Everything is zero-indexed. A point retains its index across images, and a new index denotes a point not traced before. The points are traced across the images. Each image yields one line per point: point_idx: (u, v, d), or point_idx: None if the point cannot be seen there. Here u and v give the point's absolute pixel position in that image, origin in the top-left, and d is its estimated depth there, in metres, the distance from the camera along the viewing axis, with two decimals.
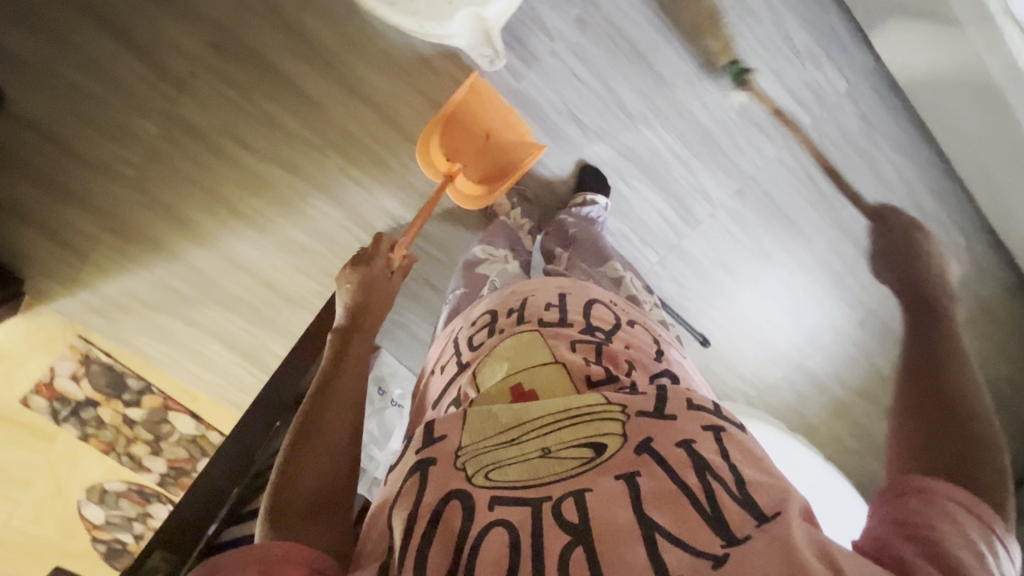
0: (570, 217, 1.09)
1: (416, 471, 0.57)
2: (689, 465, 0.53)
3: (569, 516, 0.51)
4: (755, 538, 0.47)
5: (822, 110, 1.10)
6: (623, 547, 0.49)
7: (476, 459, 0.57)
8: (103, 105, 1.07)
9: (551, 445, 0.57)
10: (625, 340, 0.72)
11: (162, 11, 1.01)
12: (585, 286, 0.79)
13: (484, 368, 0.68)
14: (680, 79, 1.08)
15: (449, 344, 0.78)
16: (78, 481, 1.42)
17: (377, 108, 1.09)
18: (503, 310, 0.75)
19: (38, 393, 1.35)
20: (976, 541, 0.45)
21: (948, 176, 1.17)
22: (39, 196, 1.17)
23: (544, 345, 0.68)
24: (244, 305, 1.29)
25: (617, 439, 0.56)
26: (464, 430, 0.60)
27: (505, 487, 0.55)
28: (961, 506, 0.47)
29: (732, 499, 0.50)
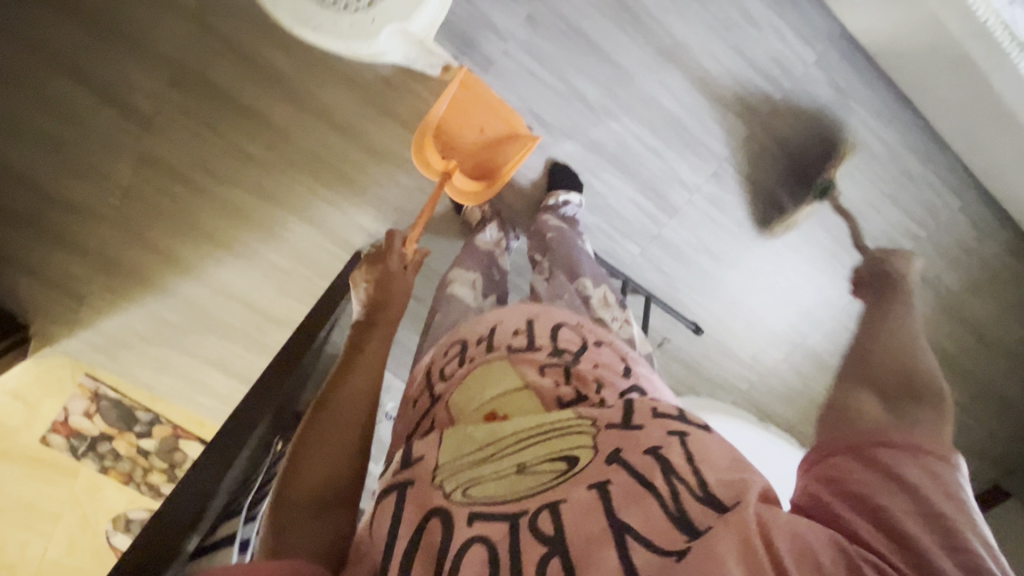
0: (553, 218, 1.07)
1: (395, 488, 0.53)
2: (655, 467, 0.48)
3: (545, 526, 0.46)
4: (718, 527, 0.42)
5: (790, 83, 1.08)
6: (593, 552, 0.43)
7: (455, 476, 0.52)
8: (77, 151, 1.11)
9: (527, 462, 0.52)
10: (594, 359, 0.67)
11: (114, 55, 1.02)
12: (552, 309, 0.75)
13: (455, 400, 0.64)
14: (640, 67, 1.06)
15: (421, 376, 0.74)
16: (103, 511, 1.45)
17: (337, 127, 1.09)
18: (471, 340, 0.72)
19: (56, 431, 1.41)
20: (913, 485, 0.42)
21: (932, 138, 1.13)
22: (30, 243, 1.22)
23: (512, 373, 0.64)
24: (236, 331, 1.32)
25: (589, 453, 0.51)
26: (442, 449, 0.55)
27: (484, 502, 0.49)
28: (894, 450, 0.44)
29: (695, 500, 0.45)
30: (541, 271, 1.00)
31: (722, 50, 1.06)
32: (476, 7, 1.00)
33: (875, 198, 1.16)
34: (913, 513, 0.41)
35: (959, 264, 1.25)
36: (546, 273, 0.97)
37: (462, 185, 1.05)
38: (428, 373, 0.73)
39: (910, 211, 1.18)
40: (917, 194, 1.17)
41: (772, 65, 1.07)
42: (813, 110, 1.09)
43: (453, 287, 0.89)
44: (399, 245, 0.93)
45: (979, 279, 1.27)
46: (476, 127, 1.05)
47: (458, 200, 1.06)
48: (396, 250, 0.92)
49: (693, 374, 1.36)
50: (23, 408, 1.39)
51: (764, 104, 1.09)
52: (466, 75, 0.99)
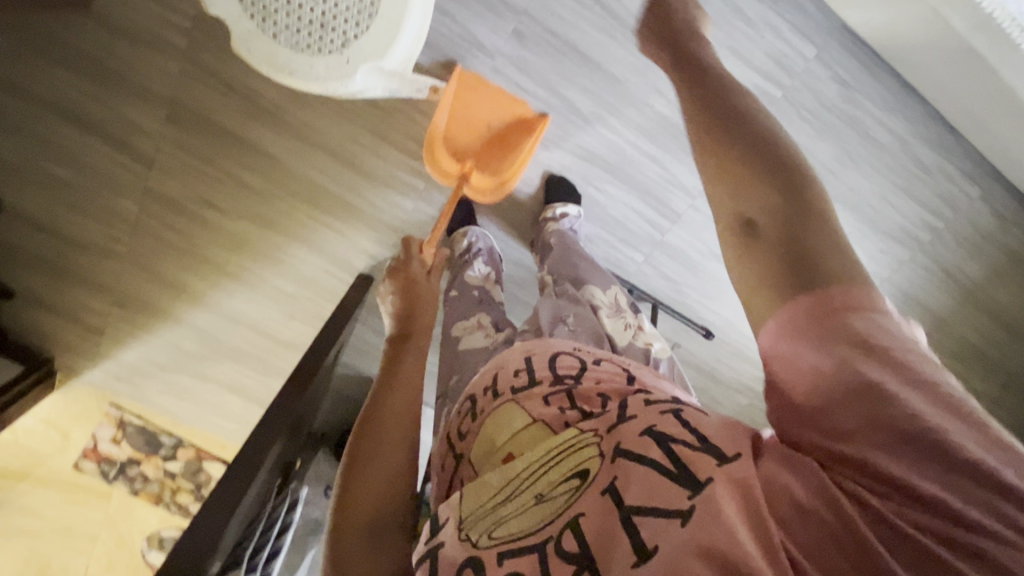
0: (553, 233, 1.05)
1: (428, 558, 0.53)
2: (652, 444, 0.45)
3: (568, 545, 0.44)
4: (716, 480, 0.40)
5: (792, 80, 1.03)
6: (613, 548, 0.42)
7: (479, 523, 0.52)
8: (84, 193, 1.14)
9: (543, 489, 0.50)
10: (596, 376, 0.63)
11: (110, 96, 1.04)
12: (549, 341, 0.73)
13: (477, 455, 0.63)
14: (632, 74, 1.03)
15: (443, 443, 0.73)
16: (138, 529, 1.50)
17: (332, 153, 1.09)
18: (479, 392, 0.71)
19: (87, 458, 1.46)
20: (831, 366, 0.37)
21: (944, 126, 1.08)
22: (49, 282, 1.26)
23: (518, 411, 0.61)
24: (249, 356, 1.34)
25: (597, 460, 0.48)
26: (461, 503, 0.55)
27: (510, 541, 0.48)
28: (801, 334, 0.39)
29: (695, 451, 0.43)
30: (543, 279, 0.99)
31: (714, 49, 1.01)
32: (460, 25, 0.98)
33: (887, 192, 1.12)
34: (841, 398, 0.36)
35: (980, 255, 1.20)
36: (551, 286, 0.95)
37: (479, 183, 1.07)
38: (450, 436, 0.72)
39: (926, 202, 1.13)
40: (932, 185, 1.12)
41: (772, 64, 1.02)
42: (816, 106, 1.05)
43: (465, 339, 0.87)
44: (416, 249, 0.95)
45: (1004, 268, 1.22)
46: (482, 124, 1.06)
47: (477, 198, 1.09)
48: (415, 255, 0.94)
49: (706, 377, 1.34)
50: (55, 437, 1.45)
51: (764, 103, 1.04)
52: (461, 75, 0.99)
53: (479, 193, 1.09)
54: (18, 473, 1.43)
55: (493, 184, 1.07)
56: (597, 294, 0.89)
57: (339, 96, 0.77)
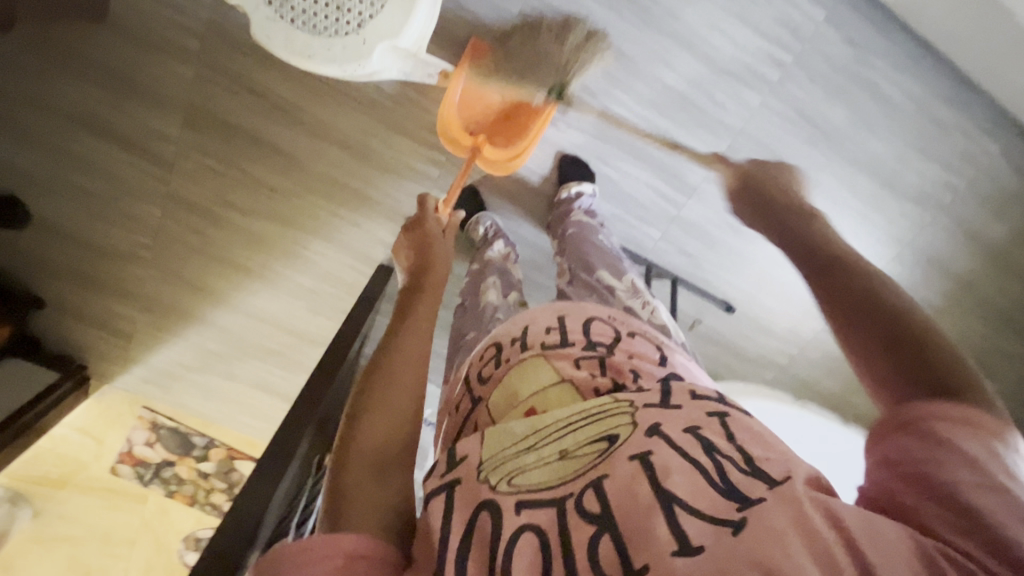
0: (571, 227, 1.04)
1: (444, 490, 0.50)
2: (696, 445, 0.48)
3: (591, 507, 0.45)
4: (769, 500, 0.42)
5: (803, 45, 1.02)
6: (644, 527, 0.42)
7: (499, 468, 0.50)
8: (108, 200, 1.17)
9: (568, 446, 0.51)
10: (628, 350, 0.66)
11: (129, 103, 1.06)
12: (583, 304, 0.74)
13: (497, 403, 0.64)
14: (640, 49, 1.03)
15: (459, 384, 0.74)
16: (174, 532, 1.52)
17: (347, 146, 1.11)
18: (506, 340, 0.71)
19: (123, 462, 1.50)
20: (971, 454, 0.42)
21: (961, 82, 1.07)
22: (76, 291, 1.29)
23: (548, 368, 0.63)
24: (274, 353, 1.37)
25: (629, 429, 0.50)
26: (484, 445, 0.53)
27: (531, 491, 0.48)
28: (949, 422, 0.45)
29: (744, 475, 0.45)
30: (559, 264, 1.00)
31: (721, 17, 1.01)
32: (469, 10, 1.00)
33: (905, 152, 1.10)
34: (971, 477, 0.41)
35: (1005, 214, 1.18)
36: (566, 276, 0.95)
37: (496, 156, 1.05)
38: (466, 379, 0.72)
39: (945, 161, 1.12)
40: (951, 143, 1.10)
41: (781, 29, 1.02)
42: (829, 71, 1.04)
43: (479, 299, 0.91)
44: (432, 208, 0.97)
45: None
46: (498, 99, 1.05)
47: (492, 171, 1.07)
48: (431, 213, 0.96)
49: (727, 354, 1.33)
50: (90, 444, 1.49)
51: (775, 70, 1.04)
52: (476, 45, 0.99)
53: (492, 167, 1.06)
54: (57, 480, 1.46)
55: (507, 157, 1.04)
56: (607, 278, 0.88)
57: (357, 78, 0.78)
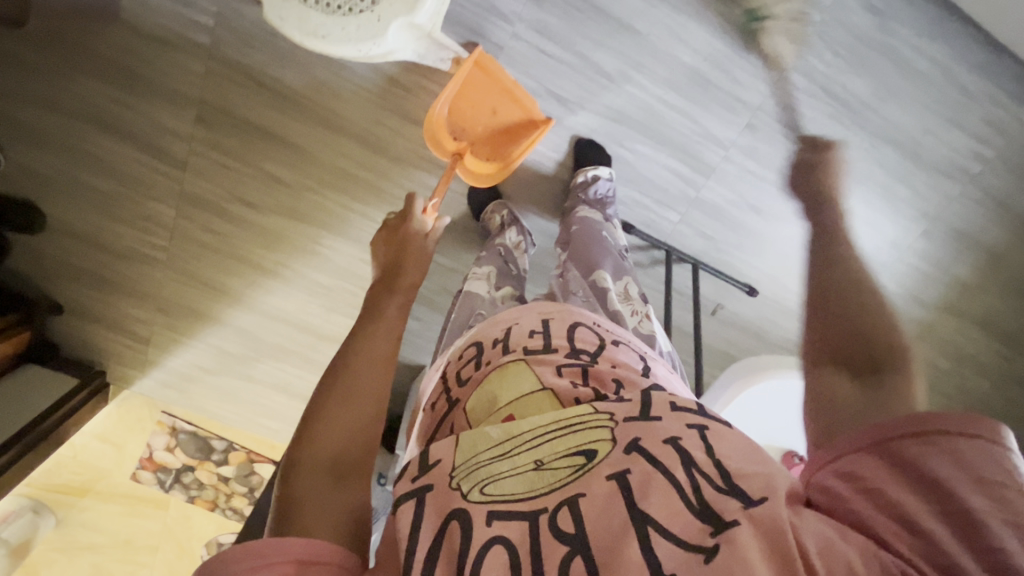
0: (575, 224, 0.99)
1: (410, 497, 0.52)
2: (676, 459, 0.49)
3: (565, 526, 0.47)
4: (743, 524, 0.43)
5: (822, 15, 1.01)
6: (615, 550, 0.44)
7: (472, 475, 0.52)
8: (123, 201, 1.17)
9: (544, 457, 0.53)
10: (611, 359, 0.66)
11: (144, 99, 1.07)
12: (569, 308, 0.74)
13: (474, 405, 0.63)
14: (655, 26, 1.01)
15: (438, 382, 0.72)
16: (196, 536, 1.51)
17: (358, 138, 1.10)
18: (487, 342, 0.70)
19: (144, 467, 1.50)
20: (928, 468, 0.41)
21: (989, 48, 1.04)
22: (93, 295, 1.29)
23: (529, 374, 0.62)
24: (291, 353, 1.35)
25: (608, 446, 0.52)
26: (458, 450, 0.55)
27: (503, 501, 0.50)
28: (911, 438, 0.44)
29: (721, 491, 0.46)
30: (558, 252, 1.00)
31: None
32: None
33: (930, 122, 1.08)
34: (922, 496, 0.41)
35: None
36: (561, 269, 0.92)
37: (476, 167, 1.06)
38: (444, 379, 0.71)
39: (973, 130, 1.09)
40: (979, 111, 1.07)
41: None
42: (850, 40, 1.02)
43: (468, 285, 0.90)
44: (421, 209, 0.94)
45: None
46: (488, 108, 1.03)
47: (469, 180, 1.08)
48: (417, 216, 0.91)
49: (752, 339, 1.30)
50: (111, 451, 1.49)
51: (793, 43, 1.02)
52: (478, 58, 0.96)
53: (471, 176, 1.07)
54: (78, 488, 1.46)
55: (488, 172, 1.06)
56: (607, 278, 0.85)
57: (372, 58, 0.77)
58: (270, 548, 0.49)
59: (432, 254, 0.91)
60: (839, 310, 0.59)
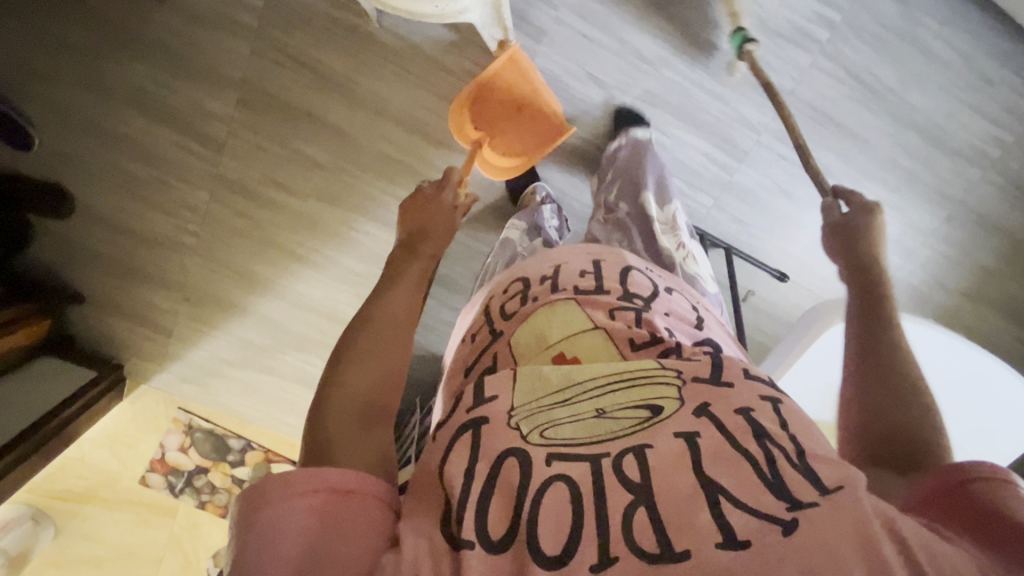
0: (622, 145, 1.04)
1: (466, 428, 0.51)
2: (748, 431, 0.48)
3: (631, 473, 0.46)
4: (821, 505, 0.42)
5: (850, 3, 1.07)
6: (688, 509, 0.44)
7: (531, 418, 0.51)
8: (157, 184, 1.16)
9: (606, 406, 0.51)
10: (665, 308, 0.64)
11: (190, 82, 1.08)
12: (620, 253, 0.72)
13: (520, 341, 0.59)
14: (693, 12, 1.07)
15: (478, 314, 0.70)
16: (204, 547, 1.43)
17: (399, 121, 1.12)
18: (534, 278, 0.68)
19: (154, 470, 1.43)
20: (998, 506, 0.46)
21: (1003, 36, 1.11)
22: (114, 283, 1.25)
23: (581, 315, 0.60)
24: (317, 344, 1.32)
25: (675, 404, 0.51)
26: (516, 390, 0.53)
27: (563, 446, 0.49)
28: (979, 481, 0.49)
29: (795, 469, 0.45)
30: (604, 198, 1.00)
31: None
32: None
33: (952, 107, 1.13)
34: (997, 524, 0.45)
35: None
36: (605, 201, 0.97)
37: (495, 160, 1.08)
38: (487, 310, 0.68)
39: (992, 116, 1.14)
40: (996, 97, 1.13)
41: None
42: (877, 26, 1.08)
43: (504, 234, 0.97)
44: (456, 179, 0.87)
45: None
46: (511, 103, 1.05)
47: (485, 173, 1.10)
48: (452, 185, 0.86)
49: (785, 327, 1.29)
50: (123, 451, 1.43)
51: (823, 29, 1.08)
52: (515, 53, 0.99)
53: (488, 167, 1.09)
54: (82, 495, 1.39)
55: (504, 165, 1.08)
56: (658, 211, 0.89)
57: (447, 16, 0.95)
58: (315, 473, 0.48)
59: (460, 224, 0.85)
60: (878, 378, 0.66)
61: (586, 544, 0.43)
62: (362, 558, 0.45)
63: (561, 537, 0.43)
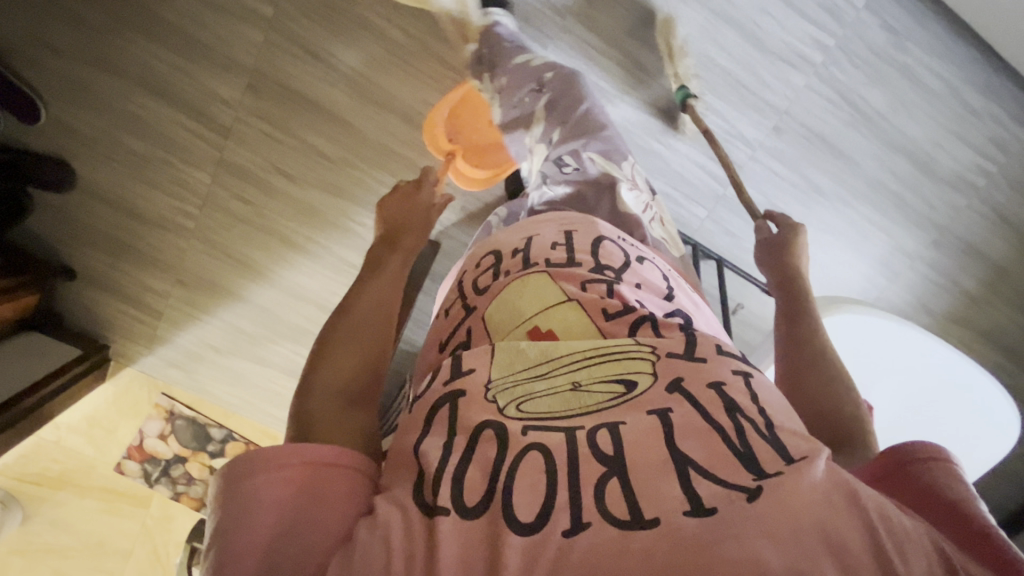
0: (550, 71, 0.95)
1: (445, 403, 0.50)
2: (718, 404, 0.48)
3: (605, 447, 0.45)
4: (786, 473, 0.42)
5: (844, 29, 1.12)
6: (656, 478, 0.43)
7: (508, 391, 0.50)
8: (160, 164, 1.17)
9: (582, 379, 0.50)
10: (636, 279, 0.63)
11: (203, 66, 1.10)
12: (594, 222, 0.71)
13: (495, 315, 0.59)
14: (694, 30, 1.10)
15: (453, 289, 0.69)
16: (174, 541, 1.40)
17: (403, 115, 1.15)
18: (507, 252, 0.67)
19: (131, 457, 1.39)
20: (943, 489, 0.46)
21: (988, 71, 1.16)
22: (108, 260, 1.25)
23: (553, 287, 0.60)
24: (307, 334, 1.32)
25: (648, 377, 0.50)
26: (493, 364, 0.52)
27: (540, 419, 0.48)
28: (924, 462, 0.49)
29: (764, 442, 0.45)
30: (545, 137, 0.92)
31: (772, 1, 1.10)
32: None
33: (939, 134, 1.17)
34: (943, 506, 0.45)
35: None
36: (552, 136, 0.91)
37: (467, 172, 1.12)
38: (460, 286, 0.67)
39: (977, 145, 1.19)
40: (982, 127, 1.18)
41: (823, 14, 1.11)
42: (868, 52, 1.13)
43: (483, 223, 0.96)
44: (433, 179, 0.87)
45: None
46: (488, 120, 1.12)
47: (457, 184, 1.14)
48: (431, 182, 0.87)
49: None
50: (102, 434, 1.39)
51: (817, 53, 1.13)
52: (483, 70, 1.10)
53: (463, 179, 1.14)
54: (54, 480, 1.36)
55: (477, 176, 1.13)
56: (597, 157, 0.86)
57: None
58: (289, 449, 0.46)
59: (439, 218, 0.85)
60: (812, 367, 0.70)
61: (560, 511, 0.41)
62: (338, 530, 0.43)
63: (533, 505, 0.42)
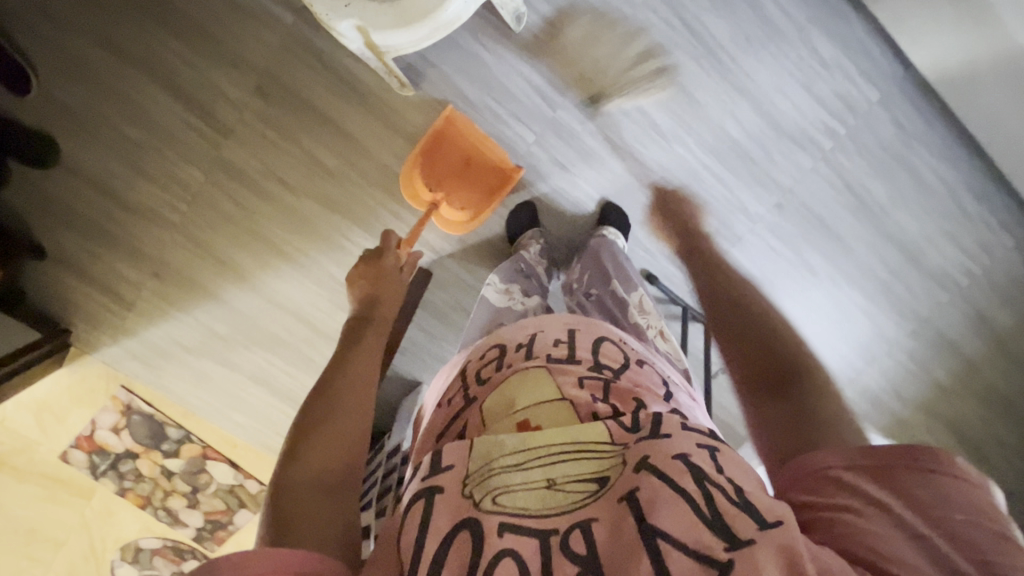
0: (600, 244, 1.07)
1: (420, 497, 0.49)
2: (685, 472, 0.46)
3: (577, 545, 0.44)
4: (758, 542, 0.41)
5: (855, 119, 1.14)
6: (628, 563, 0.42)
7: (484, 483, 0.48)
8: (152, 153, 1.12)
9: (557, 477, 0.49)
10: (635, 379, 0.62)
11: (212, 64, 1.07)
12: (598, 323, 0.71)
13: (490, 405, 0.59)
14: (711, 99, 1.12)
15: (455, 378, 0.69)
16: (112, 539, 1.35)
17: (411, 141, 1.13)
18: (510, 345, 0.67)
19: (78, 446, 1.32)
20: (884, 500, 0.45)
21: (985, 178, 1.20)
22: (82, 243, 1.20)
23: (549, 382, 0.59)
24: (283, 346, 1.27)
25: (618, 468, 0.49)
26: (472, 455, 0.50)
27: (514, 514, 0.46)
28: (856, 470, 0.48)
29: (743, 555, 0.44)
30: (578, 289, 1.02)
31: (789, 83, 1.12)
32: (561, 36, 1.08)
33: (933, 231, 1.20)
34: (887, 526, 0.44)
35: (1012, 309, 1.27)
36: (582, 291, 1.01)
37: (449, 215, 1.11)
38: (463, 375, 0.67)
39: (966, 246, 1.22)
40: (973, 231, 1.21)
41: (839, 102, 1.13)
42: (877, 145, 1.15)
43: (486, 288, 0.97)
44: (393, 244, 0.90)
45: None
46: (460, 155, 1.10)
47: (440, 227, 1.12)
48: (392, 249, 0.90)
49: None
50: (49, 420, 1.31)
51: (827, 138, 1.15)
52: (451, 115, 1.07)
53: (446, 224, 1.12)
54: None
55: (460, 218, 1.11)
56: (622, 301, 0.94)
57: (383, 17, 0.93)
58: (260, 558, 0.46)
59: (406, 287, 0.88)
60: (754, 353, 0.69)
61: None
62: None
63: None
